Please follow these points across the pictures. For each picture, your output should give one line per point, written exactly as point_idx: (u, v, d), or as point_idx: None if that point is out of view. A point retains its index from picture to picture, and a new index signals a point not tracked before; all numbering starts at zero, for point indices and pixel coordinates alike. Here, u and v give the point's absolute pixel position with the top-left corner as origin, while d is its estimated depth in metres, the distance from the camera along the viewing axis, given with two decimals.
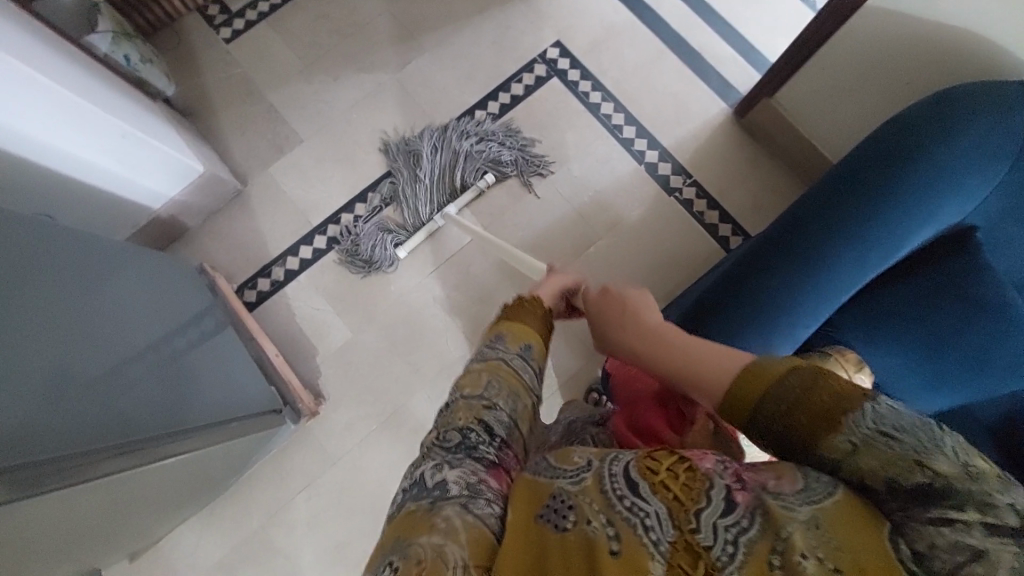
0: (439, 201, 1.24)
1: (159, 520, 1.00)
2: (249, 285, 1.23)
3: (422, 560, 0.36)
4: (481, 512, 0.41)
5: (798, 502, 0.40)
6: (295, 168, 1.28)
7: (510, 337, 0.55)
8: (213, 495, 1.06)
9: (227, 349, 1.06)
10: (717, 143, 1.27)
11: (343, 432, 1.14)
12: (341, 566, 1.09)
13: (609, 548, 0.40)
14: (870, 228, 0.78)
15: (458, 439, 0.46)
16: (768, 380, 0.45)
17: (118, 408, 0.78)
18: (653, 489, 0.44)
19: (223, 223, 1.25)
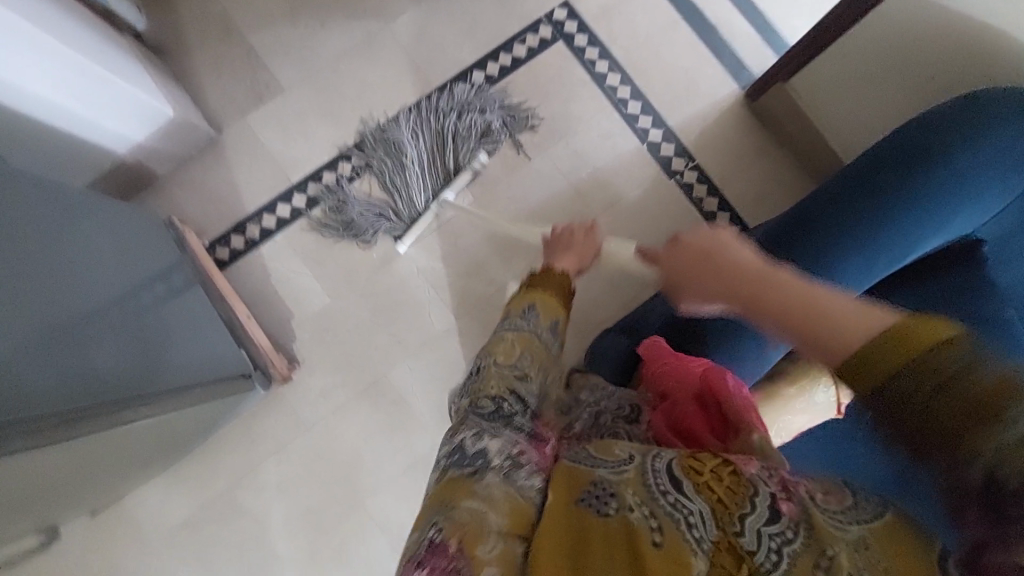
0: (433, 187, 1.16)
1: (122, 480, 0.97)
2: (222, 241, 1.16)
3: (466, 523, 0.45)
4: (521, 484, 0.50)
5: (847, 520, 0.44)
6: (277, 119, 1.19)
7: (539, 310, 0.69)
8: (180, 456, 1.03)
9: (197, 306, 1.01)
10: (723, 127, 1.21)
11: (317, 399, 1.11)
12: (309, 532, 1.08)
13: (651, 539, 0.43)
14: (880, 234, 0.75)
15: (494, 408, 0.58)
16: (926, 345, 0.37)
17: (77, 369, 0.74)
18: (697, 489, 0.47)
19: (196, 173, 1.17)
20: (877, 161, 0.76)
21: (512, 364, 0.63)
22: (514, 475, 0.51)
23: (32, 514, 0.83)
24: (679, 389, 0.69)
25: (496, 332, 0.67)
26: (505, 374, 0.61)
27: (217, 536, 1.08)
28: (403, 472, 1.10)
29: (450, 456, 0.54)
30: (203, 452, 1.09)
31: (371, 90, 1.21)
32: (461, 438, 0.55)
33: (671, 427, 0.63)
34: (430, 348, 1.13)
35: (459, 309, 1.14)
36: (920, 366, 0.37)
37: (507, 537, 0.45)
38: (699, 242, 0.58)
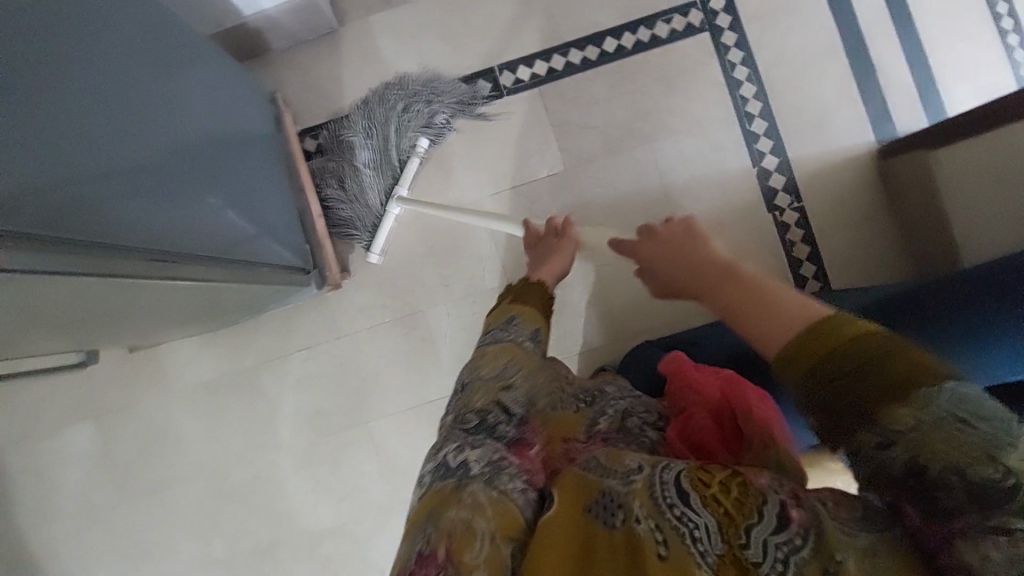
0: (385, 185, 1.12)
1: (160, 329, 1.01)
2: (312, 133, 1.16)
3: (454, 533, 0.45)
4: (506, 487, 0.51)
5: (854, 525, 0.41)
6: (397, 27, 1.16)
7: (522, 321, 0.71)
8: (220, 323, 1.07)
9: (274, 191, 1.02)
10: (843, 176, 1.13)
11: (355, 312, 1.13)
12: (312, 430, 1.12)
13: (656, 551, 0.44)
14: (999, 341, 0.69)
15: (477, 420, 0.59)
16: (844, 336, 0.41)
17: (169, 219, 0.76)
18: (704, 502, 0.46)
19: (307, 57, 1.16)
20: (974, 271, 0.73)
21: (495, 375, 0.63)
22: (496, 482, 0.51)
23: (73, 334, 0.87)
24: (698, 402, 0.69)
25: (480, 347, 0.68)
26: (487, 385, 0.62)
27: (232, 406, 1.13)
28: (414, 407, 1.12)
29: (433, 471, 0.54)
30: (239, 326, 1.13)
31: (500, 25, 1.16)
32: (442, 451, 0.56)
33: (687, 441, 0.64)
34: (475, 300, 1.13)
35: (515, 272, 1.13)
36: (855, 356, 0.40)
37: (496, 539, 0.46)
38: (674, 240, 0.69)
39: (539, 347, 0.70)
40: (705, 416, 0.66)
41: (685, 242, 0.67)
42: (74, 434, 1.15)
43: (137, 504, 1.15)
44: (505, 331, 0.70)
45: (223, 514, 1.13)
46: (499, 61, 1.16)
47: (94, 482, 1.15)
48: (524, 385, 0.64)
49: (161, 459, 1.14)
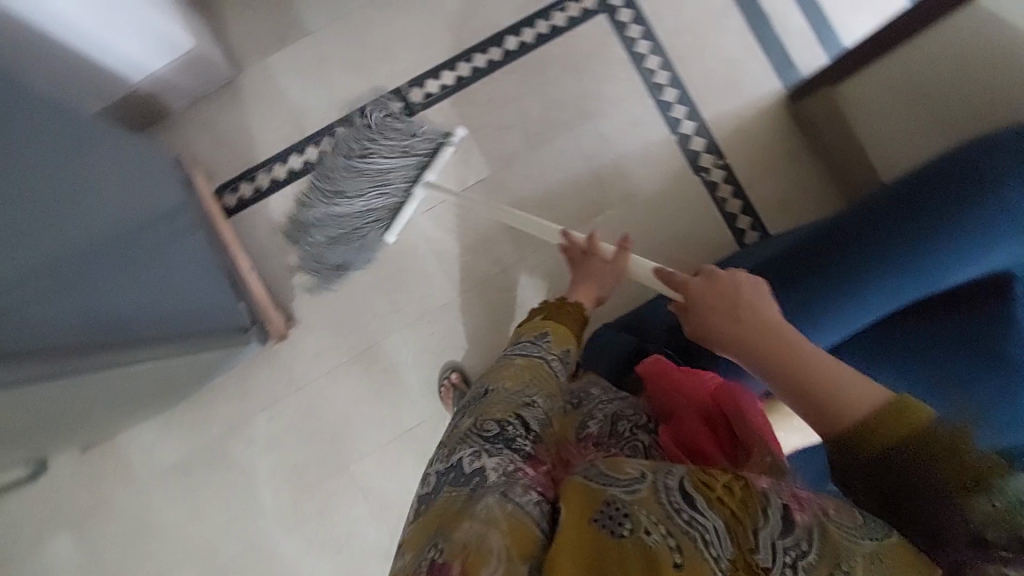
0: (414, 174, 1.11)
1: (113, 419, 0.97)
2: (231, 188, 1.12)
3: (468, 547, 0.43)
4: (520, 501, 0.48)
5: (862, 534, 0.44)
6: (296, 65, 1.14)
7: (554, 340, 0.72)
8: (173, 401, 1.03)
9: (200, 253, 0.97)
10: (759, 126, 1.16)
11: (311, 358, 1.10)
12: (293, 487, 1.09)
13: (672, 561, 0.40)
14: (910, 254, 0.72)
15: (497, 430, 0.57)
16: (916, 418, 0.45)
17: (87, 304, 0.75)
18: (711, 505, 0.44)
19: (210, 112, 1.13)
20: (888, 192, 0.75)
21: (517, 391, 0.62)
22: (510, 493, 0.49)
23: (22, 444, 0.83)
24: (689, 407, 0.69)
25: (507, 358, 0.68)
26: (509, 398, 0.60)
27: (206, 481, 1.09)
28: (393, 439, 1.10)
29: (447, 475, 0.54)
30: (197, 399, 1.09)
31: (399, 45, 1.15)
32: (459, 457, 0.55)
33: (681, 446, 0.64)
34: (430, 321, 1.11)
35: (465, 285, 1.12)
36: (913, 437, 0.45)
37: (508, 560, 0.43)
38: (727, 296, 0.60)
39: (565, 369, 0.70)
40: (697, 422, 0.66)
41: (730, 289, 0.60)
42: (43, 551, 1.09)
43: None
44: (533, 346, 0.70)
45: None
46: (404, 79, 1.15)
47: None
48: (545, 402, 0.63)
49: (142, 553, 1.09)
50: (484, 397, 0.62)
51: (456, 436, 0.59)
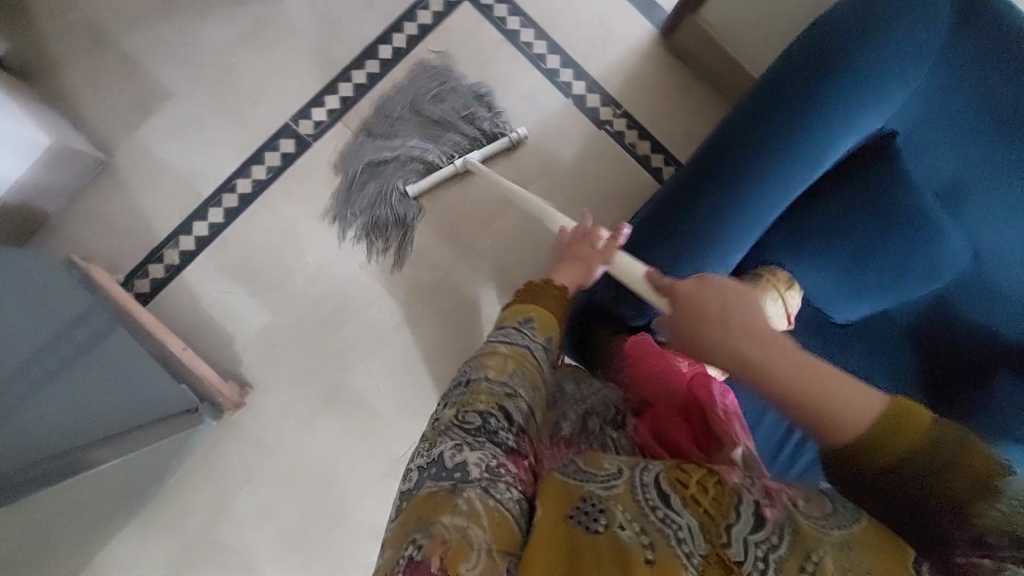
0: (460, 142, 1.11)
1: (83, 539, 0.91)
2: (140, 273, 1.05)
3: (448, 540, 0.45)
4: (500, 496, 0.50)
5: (830, 525, 0.46)
6: (174, 131, 1.09)
7: (537, 325, 0.71)
8: (143, 501, 0.98)
9: (122, 349, 0.90)
10: (644, 68, 1.20)
11: (278, 420, 1.05)
12: (298, 552, 1.05)
13: (644, 557, 0.44)
14: (794, 143, 0.75)
15: (480, 424, 0.58)
16: (922, 431, 0.45)
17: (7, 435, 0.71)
18: (684, 503, 0.48)
19: (93, 203, 1.06)
20: (763, 98, 0.77)
21: (501, 381, 0.63)
22: (493, 489, 0.50)
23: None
24: (666, 399, 0.72)
25: (490, 345, 0.67)
26: (494, 389, 0.61)
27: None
28: (387, 471, 1.07)
29: (428, 470, 0.54)
30: (170, 496, 1.03)
31: (274, 83, 1.11)
32: (441, 451, 0.55)
33: (656, 435, 0.67)
34: (388, 345, 1.09)
35: (411, 300, 1.10)
36: (924, 446, 0.45)
37: (492, 552, 0.45)
38: (708, 297, 0.54)
39: (547, 357, 0.70)
40: (672, 415, 0.69)
41: (715, 301, 0.53)
42: None
43: None
44: (519, 333, 0.69)
45: None
46: (290, 115, 1.11)
47: None
48: (529, 394, 0.64)
49: None
50: (466, 387, 0.63)
51: (438, 427, 0.60)
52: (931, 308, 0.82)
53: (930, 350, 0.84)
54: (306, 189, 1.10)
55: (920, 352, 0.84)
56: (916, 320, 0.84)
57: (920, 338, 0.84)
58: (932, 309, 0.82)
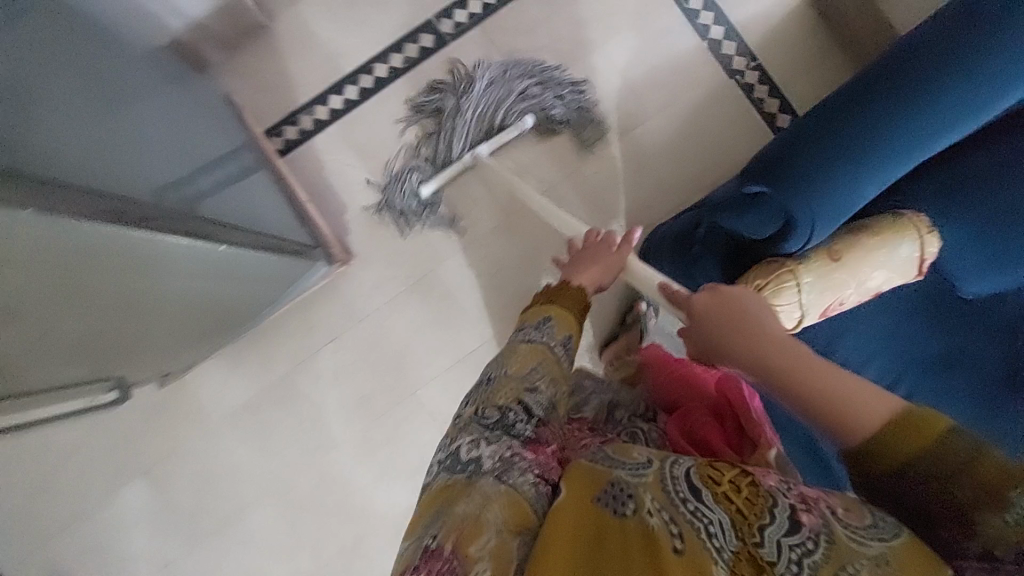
0: (473, 138, 1.11)
1: (168, 352, 0.97)
2: (276, 131, 1.14)
3: (463, 524, 0.48)
4: (515, 482, 0.52)
5: (868, 536, 0.45)
6: (328, 8, 1.16)
7: (558, 326, 0.70)
8: (240, 328, 1.05)
9: (264, 189, 1.00)
10: (788, 25, 1.17)
11: (370, 291, 1.12)
12: (363, 417, 1.11)
13: (672, 545, 0.42)
14: (990, 62, 0.64)
15: (497, 419, 0.60)
16: (935, 435, 0.45)
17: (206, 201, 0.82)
18: (715, 498, 0.47)
19: (248, 61, 1.15)
20: (910, 41, 0.67)
21: (524, 374, 0.63)
22: (507, 476, 0.53)
23: (87, 361, 0.83)
24: (696, 402, 0.73)
25: (511, 340, 0.68)
26: (515, 383, 0.62)
27: (276, 416, 1.12)
28: (456, 364, 1.12)
29: (444, 463, 0.57)
30: (261, 337, 1.12)
31: None
32: (458, 445, 0.58)
33: (690, 437, 0.67)
34: (481, 244, 1.13)
35: (510, 208, 1.13)
36: (937, 453, 0.45)
37: (505, 532, 0.47)
38: (733, 313, 0.63)
39: (567, 355, 0.69)
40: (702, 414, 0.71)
41: (736, 315, 0.63)
42: (127, 493, 1.14)
43: (211, 538, 1.14)
44: (537, 333, 0.68)
45: (303, 524, 1.13)
46: (434, 13, 1.16)
47: (164, 534, 1.14)
48: (549, 388, 0.64)
49: (220, 490, 1.13)
50: (487, 384, 0.65)
51: (458, 423, 0.62)
52: None
53: None
54: (435, 84, 1.15)
55: None
56: None
57: None
58: None
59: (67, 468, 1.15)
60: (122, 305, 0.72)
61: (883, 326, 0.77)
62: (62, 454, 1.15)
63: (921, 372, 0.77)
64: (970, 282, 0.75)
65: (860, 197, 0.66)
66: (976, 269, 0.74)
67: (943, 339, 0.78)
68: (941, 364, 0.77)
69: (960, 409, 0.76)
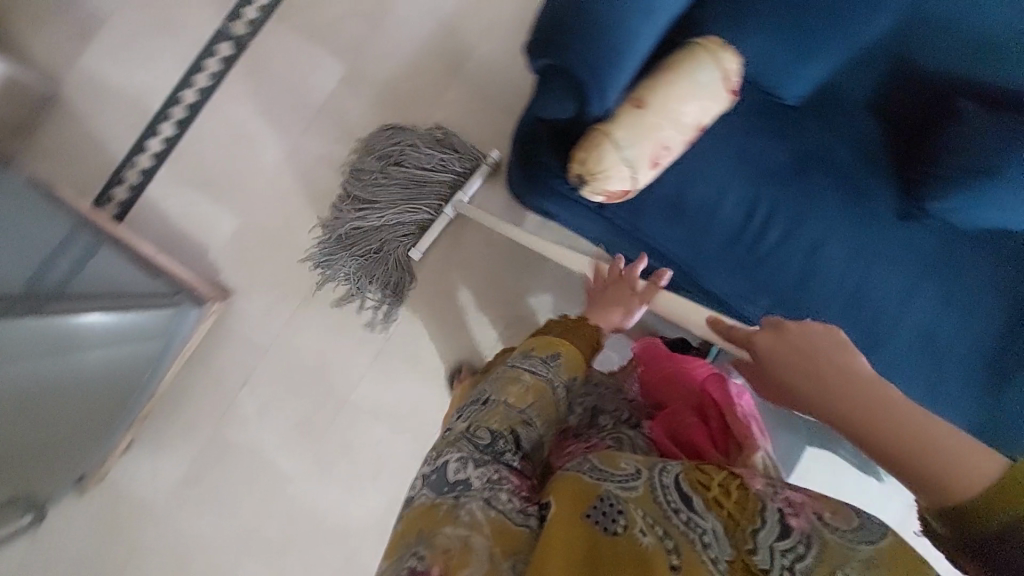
0: (405, 228, 1.06)
1: (72, 452, 0.94)
2: (105, 197, 1.07)
3: (449, 549, 0.45)
4: (502, 506, 0.50)
5: (854, 540, 0.49)
6: (110, 54, 1.08)
7: (563, 363, 0.67)
8: (137, 405, 0.97)
9: (108, 257, 0.92)
10: None
11: (264, 319, 1.07)
12: (307, 442, 1.08)
13: (670, 562, 0.45)
14: None
15: (489, 440, 0.57)
16: None
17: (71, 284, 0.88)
18: (706, 506, 0.50)
19: (50, 137, 1.07)
20: None
21: (519, 407, 0.61)
22: (494, 499, 0.50)
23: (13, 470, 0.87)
24: (683, 400, 0.84)
25: (511, 371, 0.65)
26: (509, 413, 0.60)
27: (221, 476, 1.07)
28: (378, 355, 1.09)
29: (430, 477, 0.53)
30: (176, 406, 1.06)
31: None
32: (445, 458, 0.54)
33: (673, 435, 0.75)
34: None
35: None
36: None
37: (495, 555, 0.45)
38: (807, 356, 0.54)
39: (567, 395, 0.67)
40: (689, 415, 0.80)
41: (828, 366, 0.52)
42: None
43: None
44: (542, 366, 0.66)
45: (292, 569, 1.09)
46: (222, 20, 1.10)
47: None
48: (543, 427, 0.62)
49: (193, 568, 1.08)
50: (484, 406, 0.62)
51: (450, 438, 0.59)
52: (877, 79, 0.81)
53: (890, 120, 0.84)
54: (250, 91, 1.09)
55: (879, 124, 0.83)
56: (868, 95, 0.82)
57: (874, 111, 0.83)
58: (878, 81, 0.81)
59: None
60: (25, 396, 0.82)
61: (728, 152, 0.78)
62: None
63: (778, 182, 0.79)
64: (791, 84, 0.78)
65: (633, 34, 0.63)
66: (791, 68, 0.76)
67: (787, 150, 0.81)
68: (791, 171, 0.80)
69: (822, 207, 0.80)
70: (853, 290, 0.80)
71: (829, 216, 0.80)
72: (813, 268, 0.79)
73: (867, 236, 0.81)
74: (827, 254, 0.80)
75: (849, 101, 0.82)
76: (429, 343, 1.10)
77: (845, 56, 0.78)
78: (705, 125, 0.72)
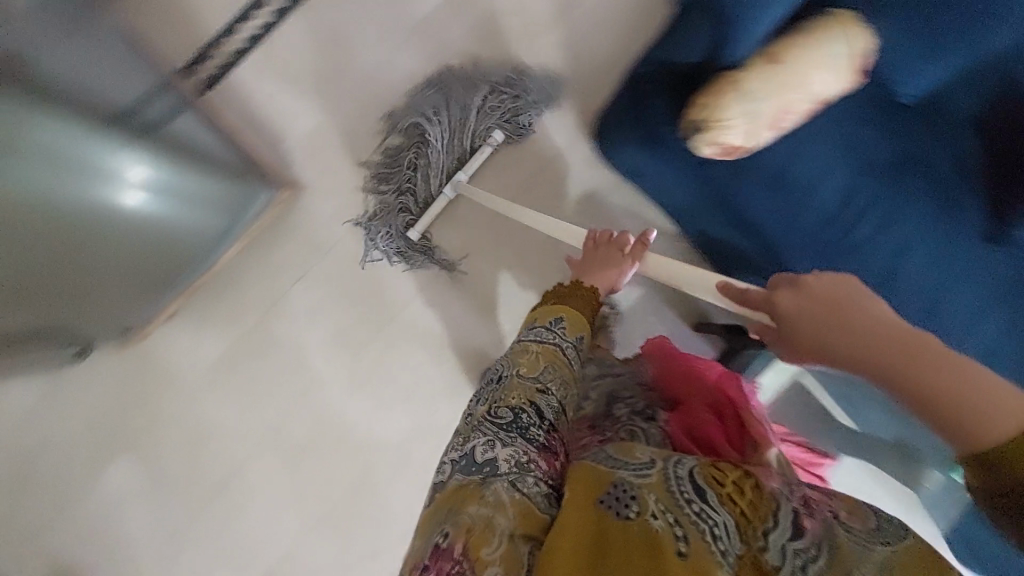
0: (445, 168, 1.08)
1: (112, 301, 0.94)
2: (191, 69, 1.06)
3: (472, 527, 0.49)
4: (527, 490, 0.54)
5: (875, 541, 0.51)
6: None
7: (568, 326, 0.75)
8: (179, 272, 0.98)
9: (197, 125, 0.90)
10: None
11: (329, 221, 1.08)
12: (348, 349, 1.10)
13: (678, 549, 0.46)
14: None
15: (512, 417, 0.63)
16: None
17: (160, 135, 0.85)
18: (720, 500, 0.51)
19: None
20: None
21: (532, 376, 0.67)
22: (519, 482, 0.54)
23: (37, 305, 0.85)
24: (696, 397, 0.78)
25: (520, 344, 0.73)
26: (526, 385, 0.66)
27: (258, 365, 1.08)
28: (433, 279, 1.10)
29: (460, 462, 0.59)
30: (227, 289, 1.07)
31: None
32: (473, 445, 0.60)
33: (690, 433, 0.70)
34: None
35: None
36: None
37: (515, 536, 0.49)
38: (819, 305, 0.55)
39: (578, 354, 0.74)
40: (706, 412, 0.74)
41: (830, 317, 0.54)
42: (112, 477, 1.08)
43: (210, 506, 1.09)
44: (549, 332, 0.74)
45: (305, 470, 1.10)
46: None
47: (160, 509, 1.09)
48: (558, 391, 0.68)
49: (211, 452, 1.08)
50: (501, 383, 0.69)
51: (471, 423, 0.65)
52: (993, 96, 0.79)
53: (992, 141, 0.80)
54: None
55: (981, 144, 0.81)
56: (981, 111, 0.80)
57: (981, 130, 0.81)
58: (993, 98, 0.79)
59: (35, 465, 1.06)
60: (64, 241, 0.80)
61: (837, 137, 0.78)
62: (30, 450, 1.06)
63: (881, 178, 0.79)
64: (905, 82, 0.78)
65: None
66: (908, 65, 0.76)
67: (892, 148, 0.80)
68: (895, 169, 0.80)
69: (918, 210, 0.80)
70: (929, 299, 0.81)
71: (919, 221, 0.80)
72: (895, 270, 0.80)
73: (956, 251, 0.81)
74: (911, 260, 0.80)
75: (958, 114, 0.80)
76: (483, 277, 1.11)
77: (962, 65, 0.77)
78: (824, 101, 0.71)
